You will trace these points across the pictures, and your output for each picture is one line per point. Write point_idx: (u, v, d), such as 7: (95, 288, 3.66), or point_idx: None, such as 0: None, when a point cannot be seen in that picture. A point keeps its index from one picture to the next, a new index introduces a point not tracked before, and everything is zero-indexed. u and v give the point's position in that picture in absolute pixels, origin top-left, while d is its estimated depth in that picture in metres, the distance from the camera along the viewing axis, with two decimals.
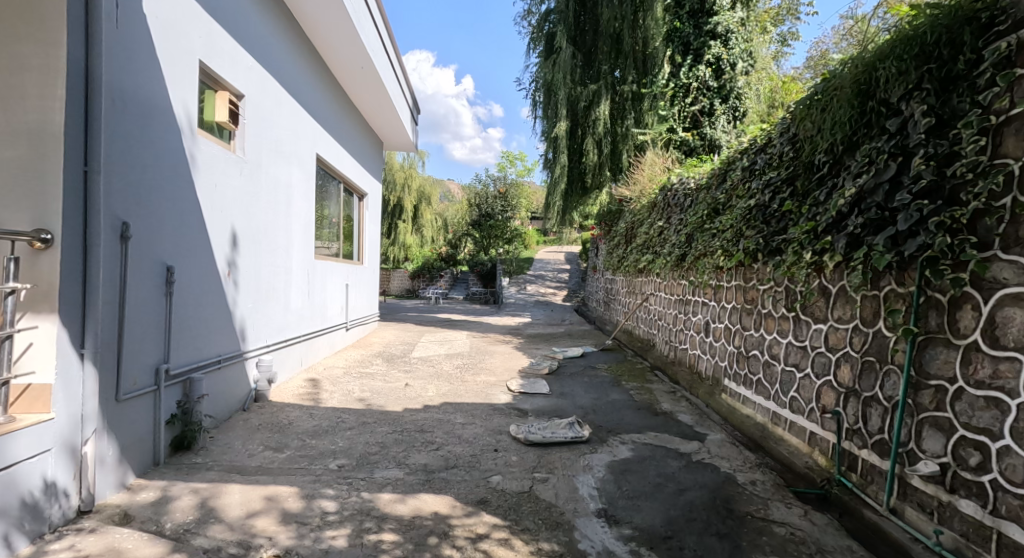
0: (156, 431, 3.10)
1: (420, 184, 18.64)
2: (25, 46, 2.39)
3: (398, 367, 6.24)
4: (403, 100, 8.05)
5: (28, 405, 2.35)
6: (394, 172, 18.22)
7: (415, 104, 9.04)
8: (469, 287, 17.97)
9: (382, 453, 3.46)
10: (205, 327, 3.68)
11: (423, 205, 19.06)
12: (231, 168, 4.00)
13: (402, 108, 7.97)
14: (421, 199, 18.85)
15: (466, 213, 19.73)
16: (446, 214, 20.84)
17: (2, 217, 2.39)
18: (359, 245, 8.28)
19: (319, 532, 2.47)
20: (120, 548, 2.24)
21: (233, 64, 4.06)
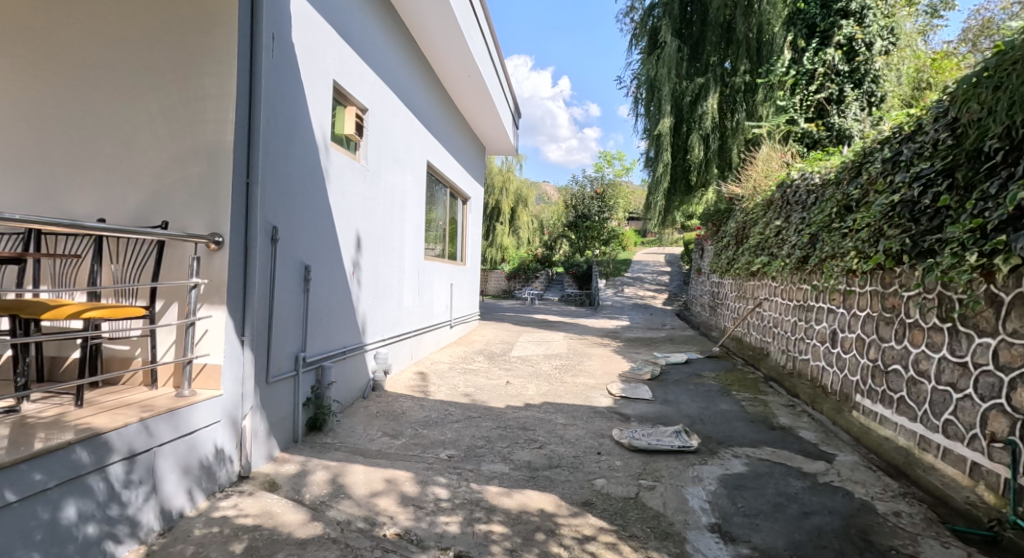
0: (295, 412, 3.49)
1: (518, 186, 19.00)
2: (206, 78, 2.81)
3: (500, 365, 6.43)
4: (506, 104, 8.27)
5: (205, 381, 2.78)
6: (494, 175, 18.61)
7: (517, 108, 9.25)
8: (566, 289, 17.98)
9: (488, 447, 3.61)
10: (333, 320, 4.07)
11: (521, 207, 19.35)
12: (356, 176, 4.38)
13: (505, 113, 8.19)
14: (519, 201, 19.23)
15: (563, 213, 19.76)
16: (542, 216, 21.05)
17: (185, 222, 2.84)
18: (462, 245, 8.65)
19: (433, 516, 2.64)
20: (274, 511, 2.54)
21: (362, 79, 4.45)
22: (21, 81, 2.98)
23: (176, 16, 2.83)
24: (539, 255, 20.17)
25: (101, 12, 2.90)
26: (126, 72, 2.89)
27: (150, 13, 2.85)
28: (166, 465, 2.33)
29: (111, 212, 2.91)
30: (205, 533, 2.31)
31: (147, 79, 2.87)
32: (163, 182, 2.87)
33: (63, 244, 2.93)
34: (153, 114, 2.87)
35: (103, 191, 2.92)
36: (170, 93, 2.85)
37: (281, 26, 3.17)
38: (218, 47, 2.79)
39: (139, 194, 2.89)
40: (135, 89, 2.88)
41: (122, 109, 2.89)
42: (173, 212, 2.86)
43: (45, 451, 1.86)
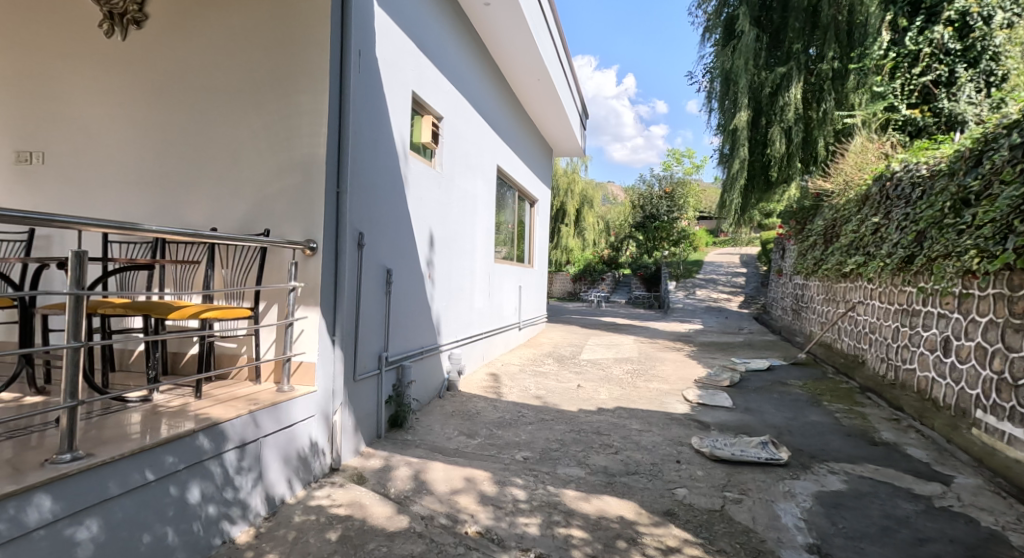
0: (378, 409, 3.65)
1: (584, 188, 18.80)
2: (302, 94, 3.02)
3: (569, 368, 6.39)
4: (574, 105, 8.21)
5: (302, 377, 2.97)
6: (559, 177, 18.51)
7: (584, 109, 9.14)
8: (633, 291, 17.59)
9: (563, 450, 3.59)
10: (412, 321, 4.22)
11: (587, 209, 19.10)
12: (431, 182, 4.52)
13: (573, 114, 8.12)
14: (584, 202, 19.02)
15: (630, 214, 19.33)
16: (608, 216, 20.70)
17: (283, 230, 3.06)
18: (530, 248, 8.69)
19: (513, 517, 2.66)
20: (364, 503, 2.67)
21: (438, 89, 4.58)
22: (144, 105, 3.30)
23: (276, 39, 3.07)
24: (606, 258, 19.77)
25: (214, 40, 3.18)
26: (233, 94, 3.15)
27: (255, 37, 3.10)
28: (269, 455, 2.51)
29: (221, 222, 3.19)
30: (304, 520, 2.47)
31: (251, 99, 3.12)
32: (265, 193, 3.11)
33: (181, 250, 3.25)
34: (256, 129, 3.12)
35: (215, 203, 3.21)
36: (272, 111, 3.09)
37: (366, 43, 3.33)
38: (312, 66, 2.99)
39: (244, 205, 3.15)
40: (241, 107, 3.14)
41: (230, 128, 3.16)
42: (274, 221, 3.09)
43: (177, 435, 2.01)
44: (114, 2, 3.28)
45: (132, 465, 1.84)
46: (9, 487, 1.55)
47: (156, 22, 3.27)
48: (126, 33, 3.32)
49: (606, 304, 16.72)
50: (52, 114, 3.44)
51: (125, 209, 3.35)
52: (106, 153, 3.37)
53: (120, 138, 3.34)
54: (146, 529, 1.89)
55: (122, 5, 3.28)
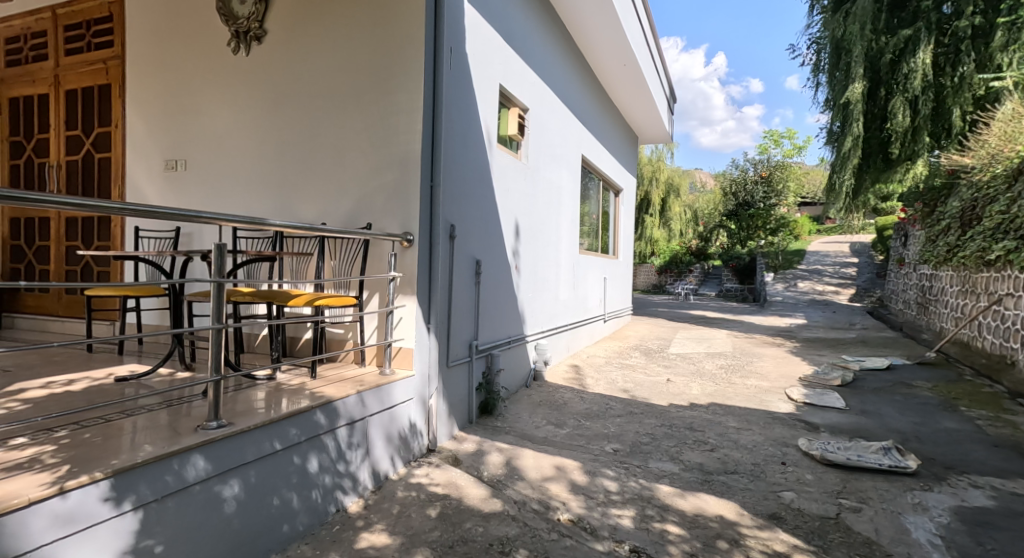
0: (469, 395, 3.78)
1: (670, 175, 18.10)
2: (399, 93, 3.17)
3: (658, 361, 6.20)
4: (662, 89, 7.89)
5: (402, 361, 3.14)
6: (642, 166, 17.98)
7: (672, 93, 8.77)
8: (724, 284, 16.69)
9: (654, 445, 3.50)
10: (499, 312, 4.30)
11: (673, 198, 18.32)
12: (517, 174, 4.56)
13: (660, 100, 7.82)
14: (670, 191, 18.32)
15: (721, 202, 18.31)
16: (696, 205, 19.81)
17: (383, 223, 3.24)
18: (614, 239, 8.52)
19: (606, 508, 2.64)
20: (459, 484, 2.78)
21: (524, 81, 4.60)
22: (263, 113, 3.63)
23: (376, 44, 3.24)
24: (693, 248, 18.77)
25: (323, 49, 3.41)
26: (339, 98, 3.37)
27: (358, 43, 3.29)
28: (374, 433, 2.69)
29: (330, 217, 3.44)
30: (406, 495, 2.63)
31: (354, 102, 3.32)
32: (367, 189, 3.30)
33: (297, 244, 3.56)
34: (359, 130, 3.32)
35: (324, 200, 3.46)
36: (372, 111, 3.27)
37: (457, 40, 3.42)
38: (409, 67, 3.13)
39: (350, 201, 3.37)
40: (345, 109, 3.35)
41: (336, 129, 3.39)
42: (375, 215, 3.27)
43: (299, 410, 2.20)
44: (240, 22, 3.62)
45: (264, 435, 2.03)
46: (174, 445, 1.73)
47: (274, 37, 3.57)
48: (250, 49, 3.65)
49: (695, 297, 15.99)
50: (191, 127, 3.88)
51: (249, 209, 3.71)
52: (233, 158, 3.75)
53: (245, 145, 3.71)
54: (276, 492, 2.08)
55: (246, 24, 3.61)
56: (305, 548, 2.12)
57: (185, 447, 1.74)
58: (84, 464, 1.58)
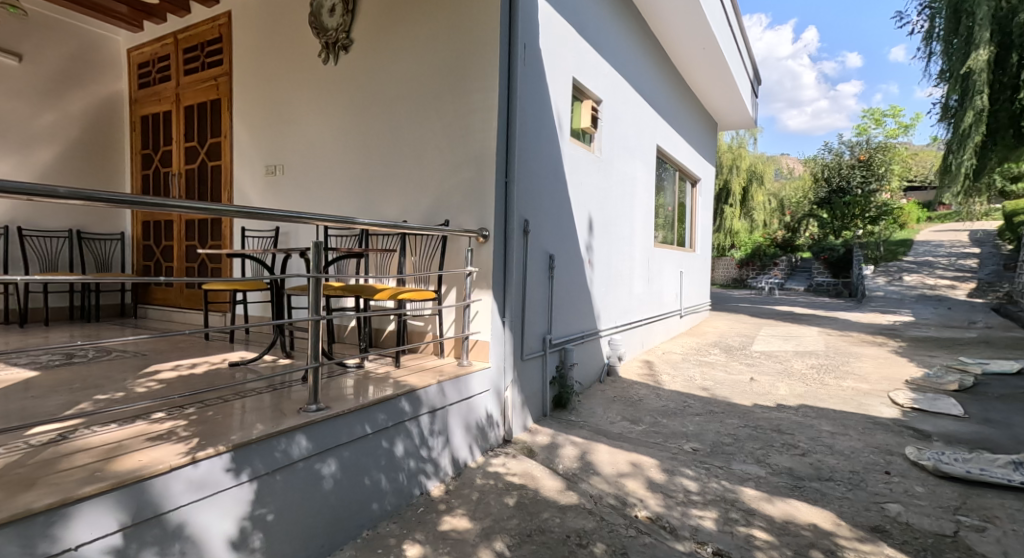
0: (543, 389, 3.82)
1: (753, 162, 17.11)
2: (475, 93, 3.25)
3: (740, 359, 5.93)
4: (745, 71, 7.48)
5: (479, 353, 3.24)
6: (721, 154, 17.15)
7: (756, 75, 8.29)
8: (814, 278, 15.55)
9: (737, 446, 3.37)
10: (573, 306, 4.30)
11: (757, 186, 17.28)
12: (591, 167, 4.52)
13: (744, 83, 7.41)
14: (752, 179, 17.30)
15: (811, 189, 17.07)
16: (782, 193, 18.63)
17: (460, 220, 3.34)
18: (691, 231, 8.21)
19: (686, 508, 2.58)
20: (535, 475, 2.82)
21: (598, 72, 4.54)
22: (350, 118, 3.85)
23: (453, 46, 3.34)
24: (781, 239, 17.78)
25: (404, 54, 3.56)
26: (419, 100, 3.50)
27: (436, 46, 3.41)
28: (454, 422, 2.80)
29: (411, 215, 3.59)
30: (484, 483, 2.71)
31: (432, 103, 3.45)
32: (445, 187, 3.42)
33: (381, 240, 3.76)
34: (437, 130, 3.44)
35: (405, 198, 3.63)
36: (449, 111, 3.38)
37: (531, 36, 3.44)
38: (484, 66, 3.20)
39: (429, 198, 3.50)
40: (424, 110, 3.49)
41: (416, 131, 3.53)
42: (453, 212, 3.38)
43: (387, 397, 2.33)
44: (329, 34, 3.88)
45: (356, 419, 2.17)
46: (281, 425, 1.90)
47: (359, 45, 3.77)
48: (338, 58, 3.89)
49: (781, 292, 15.02)
50: (288, 134, 4.20)
51: (338, 208, 3.96)
52: (324, 161, 4.02)
53: (334, 149, 3.95)
54: (367, 472, 2.23)
55: (334, 36, 3.85)
56: (393, 527, 2.26)
57: (291, 427, 1.90)
58: (209, 437, 1.76)
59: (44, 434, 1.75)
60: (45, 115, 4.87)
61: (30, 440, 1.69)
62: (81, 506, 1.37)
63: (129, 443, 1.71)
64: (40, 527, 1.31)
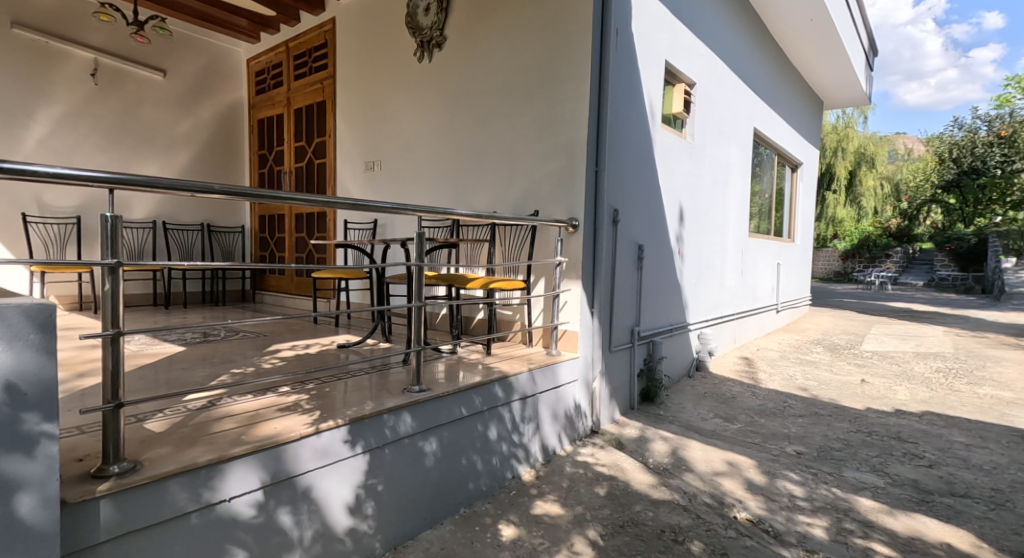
0: (630, 381, 3.75)
1: (861, 144, 15.28)
2: (567, 82, 3.23)
3: (847, 359, 5.44)
4: (859, 43, 6.76)
5: (567, 343, 3.25)
6: (824, 136, 15.46)
7: (872, 46, 7.47)
8: (938, 272, 13.88)
9: (849, 452, 3.11)
10: (662, 298, 4.18)
11: (868, 170, 15.62)
12: (683, 154, 4.34)
13: (857, 56, 6.71)
14: (862, 161, 15.48)
15: (937, 171, 15.18)
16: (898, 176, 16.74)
17: (551, 211, 3.35)
18: (789, 220, 7.63)
19: (791, 513, 2.43)
20: (626, 468, 2.79)
21: (692, 53, 4.32)
22: (444, 113, 3.99)
23: (545, 36, 3.33)
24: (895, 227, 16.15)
25: (496, 48, 3.62)
26: (510, 93, 3.55)
27: (528, 37, 3.42)
28: (543, 410, 2.84)
29: (501, 206, 3.66)
30: (574, 471, 2.73)
31: (524, 94, 3.47)
32: (535, 178, 3.44)
33: (471, 231, 3.88)
34: (528, 121, 3.46)
35: (495, 190, 3.70)
36: (540, 102, 3.39)
37: (623, 21, 3.35)
38: (575, 55, 3.17)
39: (518, 189, 3.55)
40: (515, 102, 3.52)
41: (508, 123, 3.58)
42: (542, 203, 3.40)
43: (481, 381, 2.41)
44: (424, 32, 4.03)
45: (454, 401, 2.27)
46: (389, 402, 2.03)
47: (452, 42, 3.88)
48: (432, 56, 4.03)
49: (896, 286, 13.57)
50: (385, 131, 4.43)
51: (431, 201, 4.13)
52: (418, 156, 4.20)
53: (429, 144, 4.12)
54: (464, 453, 2.33)
55: (429, 34, 4.00)
56: (488, 507, 2.35)
57: (398, 405, 2.02)
58: (330, 411, 1.92)
59: (197, 400, 2.00)
60: (183, 122, 5.49)
61: (187, 405, 1.94)
62: (234, 463, 1.54)
63: (264, 412, 1.91)
64: (203, 479, 1.48)
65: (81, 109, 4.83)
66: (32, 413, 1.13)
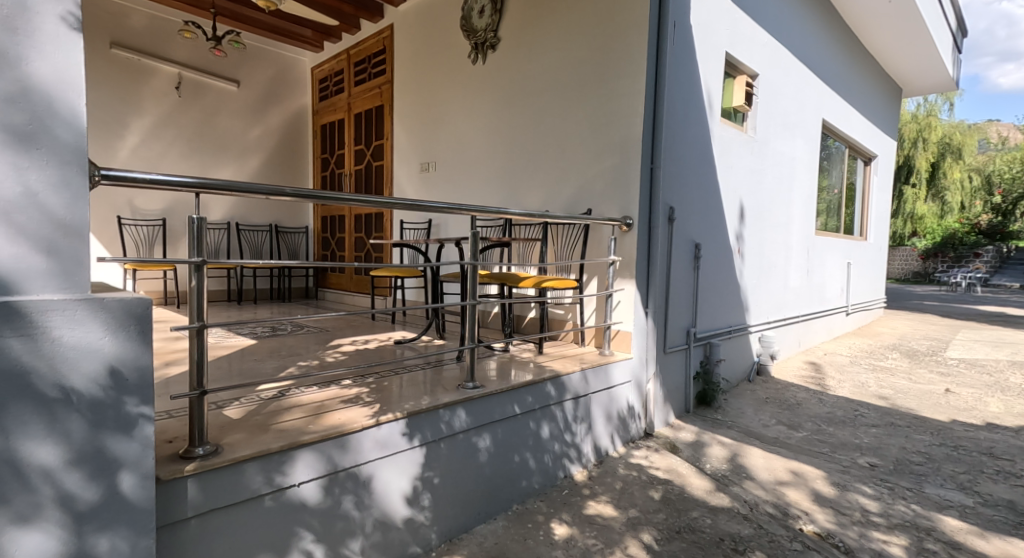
0: (686, 384, 3.66)
1: (945, 134, 14.16)
2: (622, 78, 3.18)
3: (928, 366, 5.07)
4: (944, 25, 6.26)
5: (620, 343, 3.21)
6: (902, 126, 14.44)
7: (959, 28, 6.89)
8: None
9: (931, 467, 2.90)
10: (720, 298, 4.05)
11: (952, 162, 14.43)
12: (744, 149, 4.18)
13: (942, 39, 6.22)
14: (946, 152, 14.35)
15: None
16: (988, 168, 15.40)
17: (604, 209, 3.32)
18: (861, 217, 7.19)
19: (864, 528, 2.30)
20: (682, 473, 2.73)
21: (754, 44, 4.15)
22: (497, 114, 4.03)
23: (599, 33, 3.30)
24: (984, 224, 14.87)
25: (550, 47, 3.62)
26: (564, 91, 3.54)
27: (582, 35, 3.40)
28: (596, 410, 2.82)
29: (553, 205, 3.67)
30: (627, 474, 2.70)
31: (577, 92, 3.46)
32: (588, 176, 3.42)
33: (524, 231, 3.90)
34: (581, 119, 3.44)
35: (548, 189, 3.70)
36: (594, 99, 3.36)
37: (681, 13, 3.27)
38: (631, 51, 3.12)
39: (571, 188, 3.54)
40: (569, 100, 3.51)
41: (561, 121, 3.57)
42: (595, 201, 3.38)
43: (534, 380, 2.43)
44: (478, 34, 4.08)
45: (507, 399, 2.29)
46: (444, 398, 2.08)
47: (506, 43, 3.91)
48: (485, 57, 4.08)
49: (985, 289, 12.49)
50: (440, 132, 4.53)
51: (484, 200, 4.19)
52: (472, 156, 4.26)
53: (482, 144, 4.17)
54: (516, 451, 2.35)
55: (483, 36, 4.05)
56: (540, 504, 2.36)
57: (453, 401, 2.07)
58: (389, 405, 1.99)
59: (269, 390, 2.13)
60: (254, 129, 5.82)
61: (260, 395, 2.07)
62: (303, 450, 1.63)
63: (329, 403, 2.00)
64: (276, 464, 1.58)
65: (165, 119, 5.22)
66: (131, 396, 1.22)
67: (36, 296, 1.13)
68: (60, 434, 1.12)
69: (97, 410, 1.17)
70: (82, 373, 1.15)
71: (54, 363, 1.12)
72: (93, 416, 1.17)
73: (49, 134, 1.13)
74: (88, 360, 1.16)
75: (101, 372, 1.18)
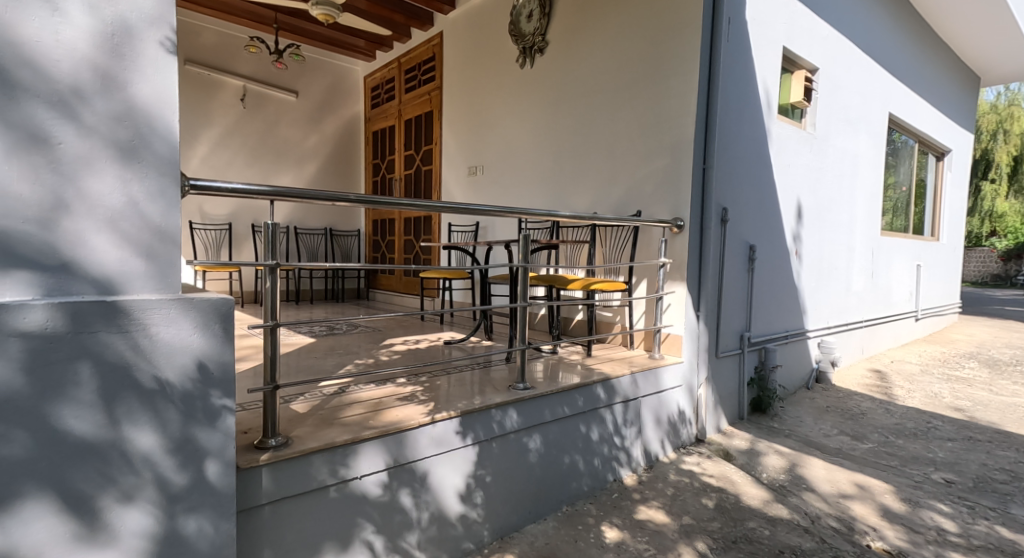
0: (739, 389, 3.55)
1: None
2: (673, 78, 3.13)
3: (1011, 377, 4.69)
4: None
5: (669, 346, 3.15)
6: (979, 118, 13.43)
7: None
8: None
9: (1015, 486, 2.69)
10: (776, 301, 3.90)
11: None
12: (802, 147, 4.01)
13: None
14: None
15: None
16: None
17: (654, 211, 3.27)
18: (932, 216, 6.75)
19: (940, 548, 2.16)
20: (738, 481, 2.65)
21: (814, 36, 3.97)
22: (545, 117, 4.05)
23: (650, 33, 3.26)
24: None
25: (599, 49, 3.60)
26: (613, 92, 3.52)
27: (633, 36, 3.37)
28: (646, 413, 2.78)
29: (601, 207, 3.64)
30: (679, 480, 2.64)
31: (627, 93, 3.43)
32: (637, 178, 3.38)
33: (572, 233, 3.89)
34: (631, 119, 3.41)
35: (597, 190, 3.68)
36: (644, 100, 3.32)
37: (736, 10, 3.18)
38: (683, 50, 3.07)
39: (620, 190, 3.50)
40: (618, 102, 3.48)
41: (610, 122, 3.54)
42: (645, 203, 3.33)
43: (584, 382, 2.42)
44: (527, 39, 4.12)
45: (557, 400, 2.30)
46: (496, 397, 2.11)
47: (554, 46, 3.92)
48: (533, 61, 4.11)
49: None
50: (488, 136, 4.58)
51: (531, 203, 4.20)
52: (520, 159, 4.29)
53: (531, 147, 4.19)
54: (566, 452, 2.35)
55: (531, 40, 4.08)
56: (590, 507, 2.35)
57: (505, 402, 2.09)
58: (442, 403, 2.04)
59: (330, 387, 2.23)
60: (311, 137, 6.09)
61: (322, 391, 2.17)
62: (365, 445, 1.70)
63: (386, 400, 2.07)
64: (341, 457, 1.65)
65: (233, 129, 5.53)
66: (216, 390, 1.31)
67: (136, 295, 1.22)
68: (157, 423, 1.22)
69: (187, 402, 1.26)
70: (176, 366, 1.25)
71: (152, 357, 1.22)
72: (185, 407, 1.26)
73: (149, 148, 1.23)
74: (180, 355, 1.26)
75: (191, 366, 1.27)
